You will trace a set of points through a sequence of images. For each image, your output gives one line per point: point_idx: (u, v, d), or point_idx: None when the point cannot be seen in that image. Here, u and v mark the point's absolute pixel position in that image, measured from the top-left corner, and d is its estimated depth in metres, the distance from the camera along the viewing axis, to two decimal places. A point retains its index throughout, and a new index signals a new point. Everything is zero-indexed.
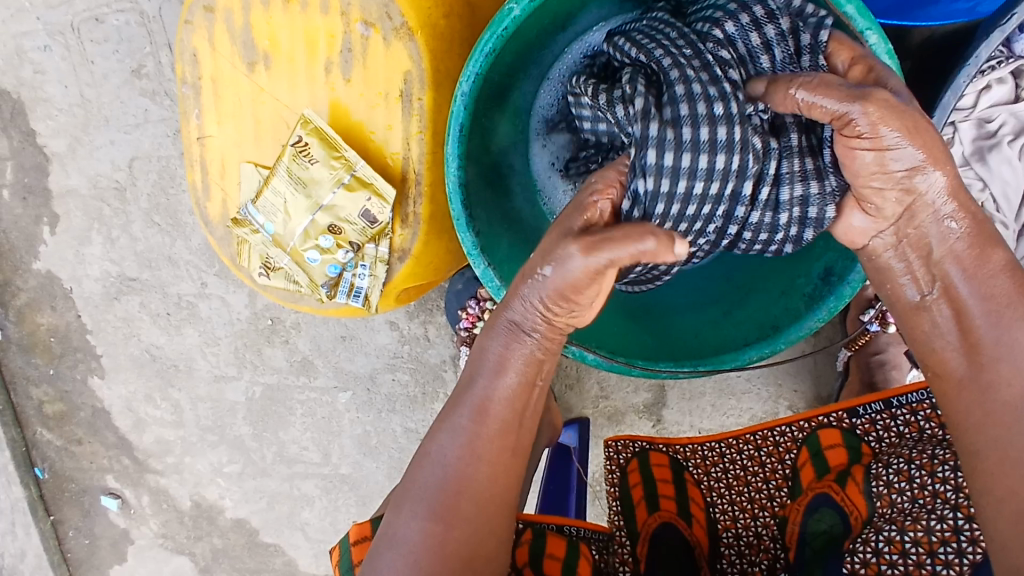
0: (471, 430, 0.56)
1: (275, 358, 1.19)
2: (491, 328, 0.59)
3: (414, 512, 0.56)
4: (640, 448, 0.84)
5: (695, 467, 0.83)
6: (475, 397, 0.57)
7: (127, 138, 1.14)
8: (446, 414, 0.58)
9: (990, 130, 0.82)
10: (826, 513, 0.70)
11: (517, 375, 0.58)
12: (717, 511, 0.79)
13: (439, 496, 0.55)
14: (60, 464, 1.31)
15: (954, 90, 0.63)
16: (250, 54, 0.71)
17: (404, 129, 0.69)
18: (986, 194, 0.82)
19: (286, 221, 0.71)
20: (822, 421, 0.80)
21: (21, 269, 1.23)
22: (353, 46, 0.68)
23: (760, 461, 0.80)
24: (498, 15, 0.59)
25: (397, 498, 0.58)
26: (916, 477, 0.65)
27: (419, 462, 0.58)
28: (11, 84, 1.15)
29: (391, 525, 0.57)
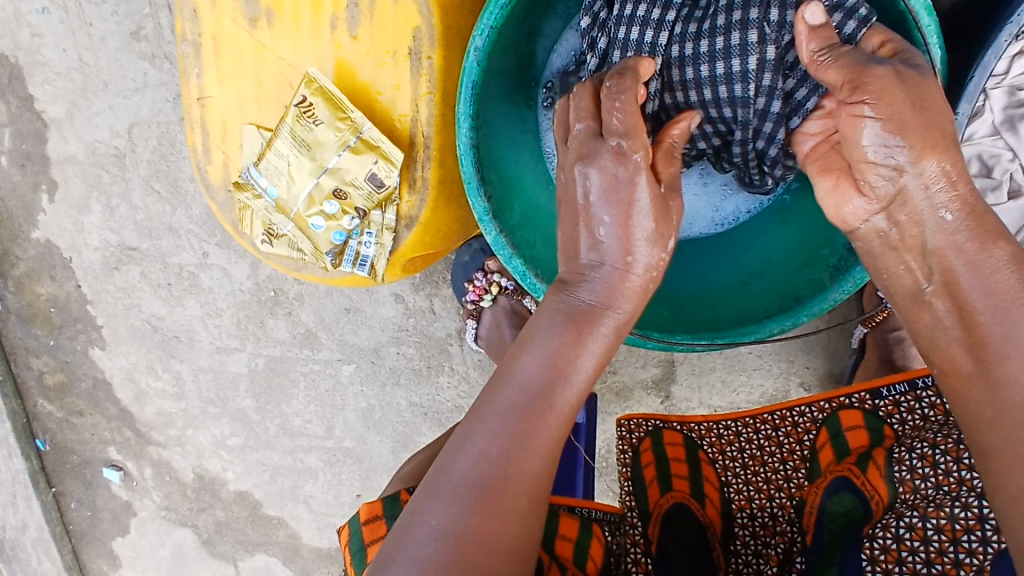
0: (520, 424, 0.50)
1: (278, 330, 1.17)
2: (555, 305, 0.55)
3: (450, 500, 0.48)
4: (653, 427, 0.82)
5: (710, 445, 0.81)
6: (523, 387, 0.51)
7: (126, 103, 1.10)
8: (494, 399, 0.51)
9: (1021, 98, 0.79)
10: (845, 497, 0.69)
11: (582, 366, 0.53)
12: (732, 491, 0.77)
13: (483, 489, 0.48)
14: (62, 436, 1.30)
15: (994, 52, 0.61)
16: (252, 10, 0.68)
17: (413, 89, 0.66)
18: (1016, 163, 0.80)
19: (289, 184, 0.69)
20: (843, 402, 0.78)
21: (19, 238, 1.20)
22: (360, 2, 0.65)
23: (777, 441, 0.78)
24: None
25: (425, 489, 0.49)
26: (940, 462, 0.64)
27: (451, 451, 0.50)
28: (8, 47, 1.12)
29: (412, 517, 0.49)
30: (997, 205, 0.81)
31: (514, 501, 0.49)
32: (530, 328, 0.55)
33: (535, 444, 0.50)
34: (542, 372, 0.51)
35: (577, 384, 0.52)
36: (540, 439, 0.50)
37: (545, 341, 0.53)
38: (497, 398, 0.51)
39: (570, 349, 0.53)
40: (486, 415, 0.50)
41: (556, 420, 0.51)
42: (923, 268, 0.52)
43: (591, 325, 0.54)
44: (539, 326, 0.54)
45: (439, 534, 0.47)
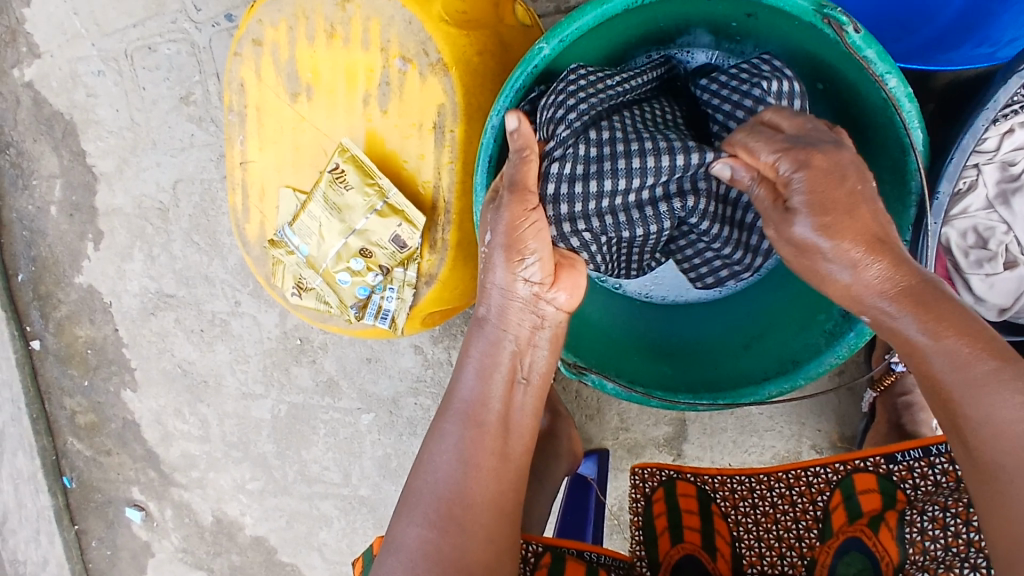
0: (463, 437, 0.59)
1: (302, 377, 1.21)
2: (476, 332, 0.63)
3: (411, 518, 0.57)
4: (668, 478, 0.84)
5: (723, 498, 0.82)
6: (463, 407, 0.60)
7: (172, 161, 1.16)
8: (437, 424, 0.60)
9: (1013, 173, 0.80)
10: (856, 557, 0.70)
11: (501, 378, 0.61)
12: (743, 546, 0.78)
13: (437, 505, 0.57)
14: (88, 474, 1.36)
15: (973, 134, 0.61)
16: (294, 85, 0.74)
17: (436, 159, 0.72)
18: (1010, 236, 0.80)
19: (320, 243, 0.74)
20: (857, 465, 0.78)
21: (63, 282, 1.27)
22: (390, 81, 0.71)
23: (791, 500, 0.79)
24: (529, 54, 0.61)
25: (396, 512, 0.59)
26: (950, 524, 0.65)
27: (416, 470, 0.59)
28: (64, 106, 1.18)
29: (392, 532, 0.58)
30: (994, 275, 0.79)
31: (466, 511, 0.57)
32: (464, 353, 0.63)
33: (473, 460, 0.58)
34: (475, 388, 0.60)
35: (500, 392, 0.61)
36: (485, 447, 0.59)
37: (471, 362, 0.62)
38: (444, 418, 0.60)
39: (492, 366, 0.61)
40: (432, 439, 0.60)
41: (487, 429, 0.59)
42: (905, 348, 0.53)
43: (507, 336, 0.62)
44: (466, 354, 0.63)
45: (415, 543, 0.56)
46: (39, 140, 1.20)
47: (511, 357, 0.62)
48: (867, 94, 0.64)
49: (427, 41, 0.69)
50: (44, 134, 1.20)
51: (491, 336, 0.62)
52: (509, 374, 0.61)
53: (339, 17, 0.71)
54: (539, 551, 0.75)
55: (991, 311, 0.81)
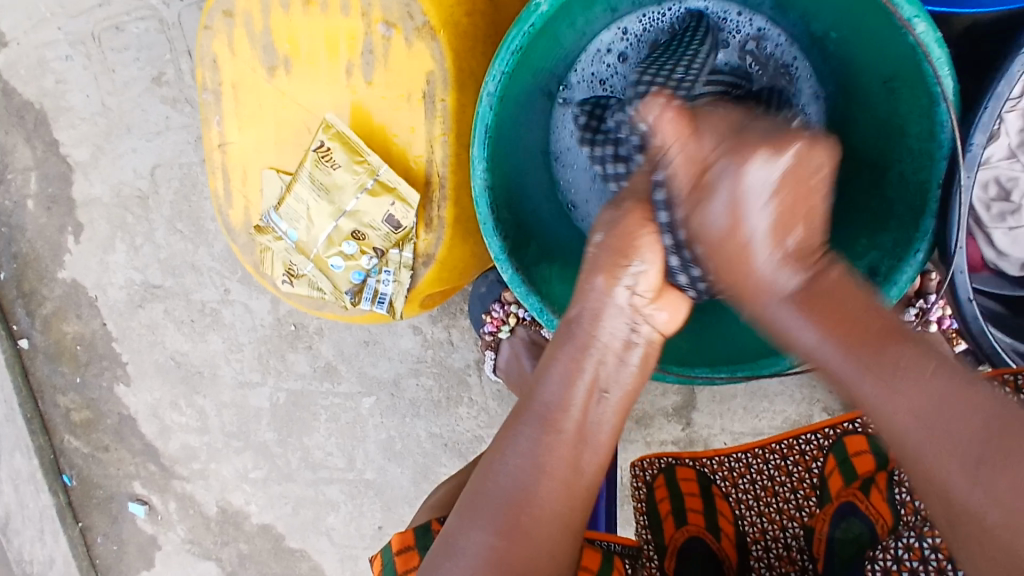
0: (539, 443, 0.57)
1: (299, 364, 1.18)
2: (562, 338, 0.61)
3: (478, 524, 0.56)
4: (666, 465, 0.85)
5: (723, 479, 0.82)
6: (542, 411, 0.58)
7: (149, 147, 1.10)
8: (513, 424, 0.59)
9: None
10: (854, 523, 0.69)
11: (585, 384, 0.59)
12: (745, 524, 0.78)
13: (506, 512, 0.56)
14: (88, 471, 1.36)
15: (1009, 81, 0.57)
16: (270, 59, 0.69)
17: (427, 131, 0.67)
18: None
19: (309, 227, 0.69)
20: (847, 428, 0.78)
21: (46, 278, 1.23)
22: (374, 48, 0.66)
23: (788, 470, 0.80)
24: (525, 11, 0.57)
25: (463, 513, 0.58)
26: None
27: (484, 475, 0.58)
28: (33, 94, 1.12)
29: (455, 535, 0.57)
30: (1017, 228, 0.76)
31: (533, 520, 0.56)
32: (552, 350, 0.61)
33: (548, 467, 0.57)
34: (558, 392, 0.59)
35: (579, 402, 0.59)
36: (561, 459, 0.57)
37: (555, 371, 0.59)
38: (521, 418, 0.59)
39: (577, 372, 0.59)
40: (505, 442, 0.58)
41: (565, 434, 0.58)
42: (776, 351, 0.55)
43: (595, 343, 0.60)
44: (553, 356, 0.61)
45: (479, 551, 0.56)
46: (10, 132, 1.15)
47: (595, 364, 0.60)
48: (891, 40, 0.59)
49: (412, 3, 0.64)
50: (15, 125, 1.14)
51: (579, 342, 0.60)
52: (591, 383, 0.59)
53: None
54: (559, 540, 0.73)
55: (1013, 266, 0.77)
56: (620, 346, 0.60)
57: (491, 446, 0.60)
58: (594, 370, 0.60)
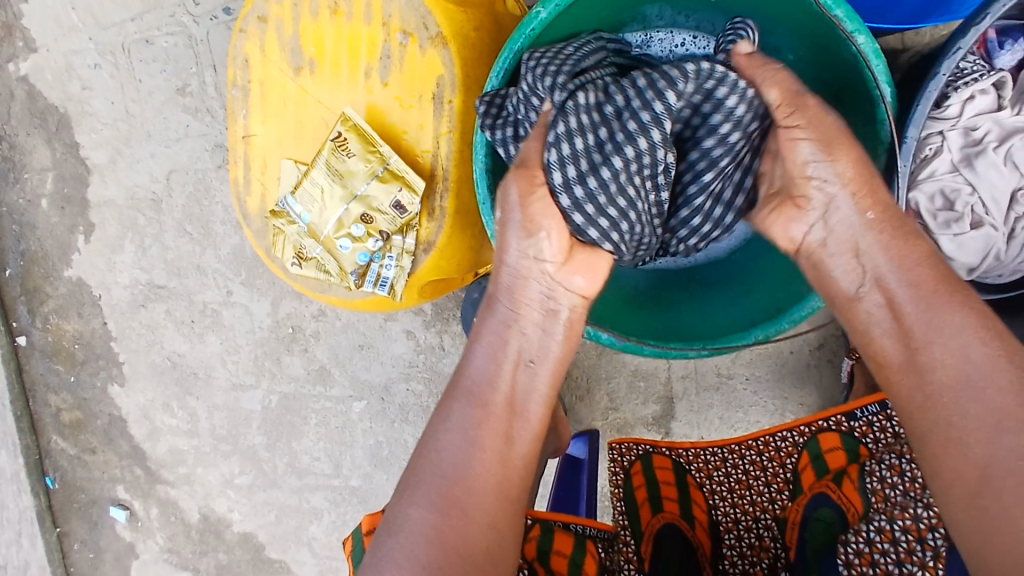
0: (472, 417, 0.65)
1: (293, 366, 1.21)
2: (488, 315, 0.69)
3: (416, 500, 0.62)
4: (644, 452, 0.90)
5: (697, 470, 0.88)
6: (471, 387, 0.66)
7: (166, 152, 1.16)
8: (447, 404, 0.66)
9: (977, 137, 0.77)
10: (825, 512, 0.76)
11: (508, 361, 0.67)
12: (719, 513, 0.84)
13: (445, 488, 0.62)
14: (71, 474, 1.37)
15: (936, 84, 0.66)
16: (298, 60, 0.76)
17: (435, 129, 0.74)
18: (975, 198, 0.78)
19: (322, 210, 0.76)
20: (822, 425, 0.85)
21: (51, 277, 1.27)
22: (392, 54, 0.74)
23: (762, 465, 0.86)
24: (527, 17, 0.67)
25: (404, 492, 0.63)
26: (906, 471, 0.73)
27: (422, 450, 0.65)
28: (59, 99, 1.19)
29: (395, 513, 0.63)
30: (963, 234, 0.77)
31: (468, 494, 0.62)
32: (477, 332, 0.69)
33: (480, 442, 0.64)
34: (487, 370, 0.66)
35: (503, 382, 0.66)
36: (491, 428, 0.64)
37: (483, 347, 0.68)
38: (453, 400, 0.66)
39: (501, 350, 0.67)
40: (440, 418, 0.65)
41: (494, 410, 0.65)
42: (857, 270, 0.65)
43: (517, 321, 0.68)
44: (478, 335, 0.69)
45: (417, 527, 0.61)
46: (32, 134, 1.21)
47: (517, 338, 0.67)
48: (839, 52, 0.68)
49: (427, 16, 0.72)
50: (38, 127, 1.21)
51: (504, 318, 0.68)
52: (516, 357, 0.67)
53: None
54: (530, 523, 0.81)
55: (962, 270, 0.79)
56: (541, 318, 0.68)
57: (429, 426, 0.66)
58: (517, 346, 0.67)
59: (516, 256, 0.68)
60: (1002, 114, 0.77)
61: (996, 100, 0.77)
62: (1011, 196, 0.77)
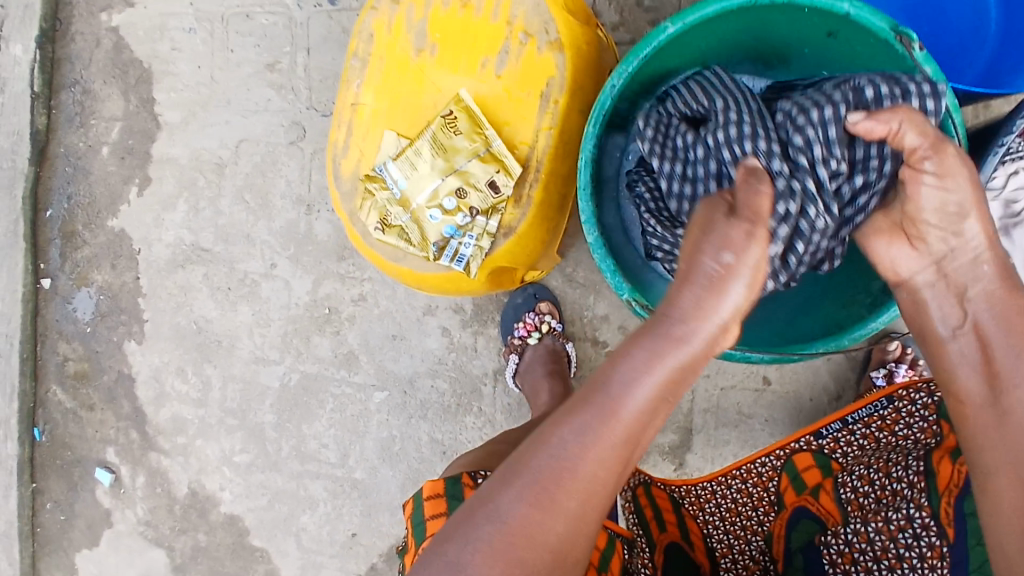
0: (597, 430, 0.54)
1: (321, 348, 1.22)
2: (652, 323, 0.58)
3: (518, 494, 0.54)
4: (642, 481, 0.98)
5: (690, 503, 0.97)
6: (616, 394, 0.56)
7: (241, 122, 1.20)
8: (583, 404, 0.56)
9: (1015, 210, 0.85)
10: (807, 523, 0.84)
11: (659, 382, 0.56)
12: (715, 540, 0.93)
13: (549, 488, 0.54)
14: (63, 428, 1.33)
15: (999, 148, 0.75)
16: (420, 42, 0.82)
17: (537, 123, 0.80)
18: (1008, 264, 0.85)
19: (418, 180, 0.81)
20: (794, 447, 0.91)
21: (93, 224, 1.28)
22: (510, 51, 0.80)
23: (748, 492, 0.91)
24: (655, 30, 0.69)
25: (501, 478, 0.55)
26: (874, 479, 0.80)
27: (536, 444, 0.55)
28: (145, 55, 1.23)
29: (490, 495, 0.55)
30: None
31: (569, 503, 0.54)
32: (636, 337, 0.57)
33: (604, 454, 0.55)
34: (637, 381, 0.56)
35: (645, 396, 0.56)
36: (618, 447, 0.55)
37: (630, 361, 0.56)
38: (591, 400, 0.55)
39: (657, 361, 0.56)
40: (573, 418, 0.55)
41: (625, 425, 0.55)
42: (959, 315, 0.67)
43: (688, 339, 0.57)
44: (637, 339, 0.57)
45: (511, 519, 0.53)
46: (109, 84, 1.25)
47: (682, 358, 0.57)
48: None
49: (549, 22, 0.79)
50: (117, 78, 1.24)
51: (670, 330, 0.57)
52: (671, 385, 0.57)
53: None
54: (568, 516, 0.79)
55: None
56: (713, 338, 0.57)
57: (547, 420, 0.57)
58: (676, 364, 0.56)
59: (709, 263, 0.57)
60: None
61: None
62: None
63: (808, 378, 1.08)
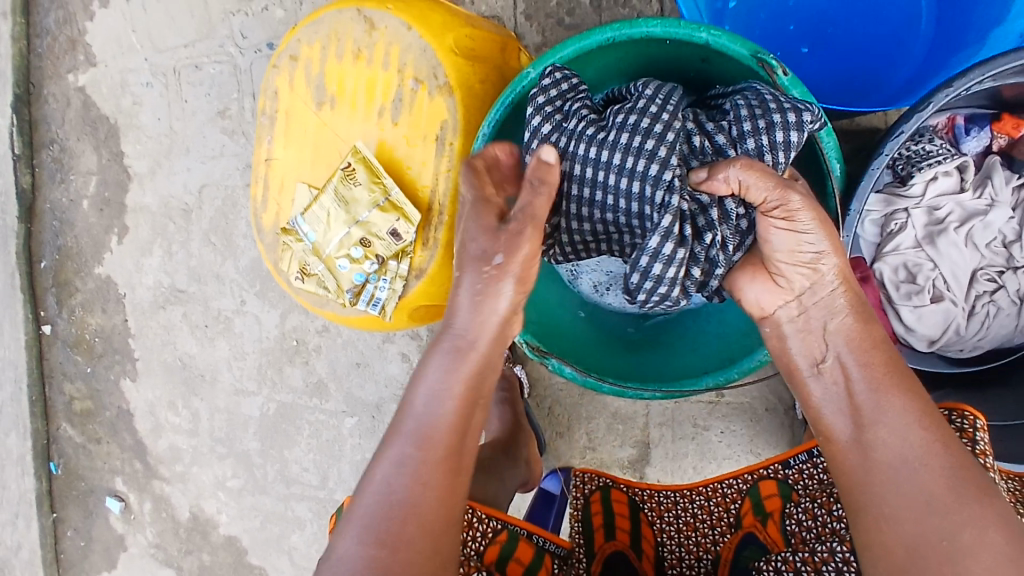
0: (415, 455, 0.61)
1: (293, 377, 1.28)
2: (434, 352, 0.66)
3: (357, 536, 0.59)
4: (604, 484, 0.91)
5: (650, 509, 0.89)
6: (421, 422, 0.63)
7: (202, 167, 1.26)
8: (392, 442, 0.63)
9: (939, 216, 0.86)
10: (755, 549, 0.78)
11: (457, 400, 0.64)
12: (666, 550, 0.85)
13: (384, 521, 0.59)
14: (75, 461, 1.43)
15: (877, 166, 0.73)
16: (320, 96, 0.84)
17: (435, 166, 0.81)
18: (936, 273, 0.86)
19: (326, 230, 0.84)
20: (761, 473, 0.84)
21: (82, 272, 1.36)
22: (403, 97, 0.81)
23: (709, 510, 0.85)
24: (518, 76, 0.74)
25: (341, 527, 0.60)
26: (819, 514, 0.74)
27: (365, 486, 0.61)
28: (111, 111, 1.30)
29: (336, 544, 0.60)
30: (922, 307, 0.85)
31: (414, 531, 0.59)
32: (423, 366, 0.66)
33: (426, 477, 0.61)
34: (432, 404, 0.63)
35: (452, 416, 0.64)
36: (440, 469, 0.62)
37: (428, 383, 0.64)
38: (396, 436, 0.63)
39: (449, 379, 0.64)
40: (385, 457, 0.62)
41: (440, 450, 0.62)
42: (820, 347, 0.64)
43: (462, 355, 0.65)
44: (428, 363, 0.66)
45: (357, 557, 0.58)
46: (83, 140, 1.32)
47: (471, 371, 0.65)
48: None
49: (437, 66, 0.80)
50: (89, 134, 1.32)
51: (456, 350, 0.66)
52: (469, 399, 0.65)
53: (366, 41, 0.82)
54: (496, 527, 0.82)
55: (921, 339, 0.86)
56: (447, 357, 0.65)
57: (371, 463, 0.63)
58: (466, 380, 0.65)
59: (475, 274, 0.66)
60: (962, 197, 0.85)
61: (957, 182, 0.85)
62: (969, 273, 0.86)
63: (761, 389, 1.07)
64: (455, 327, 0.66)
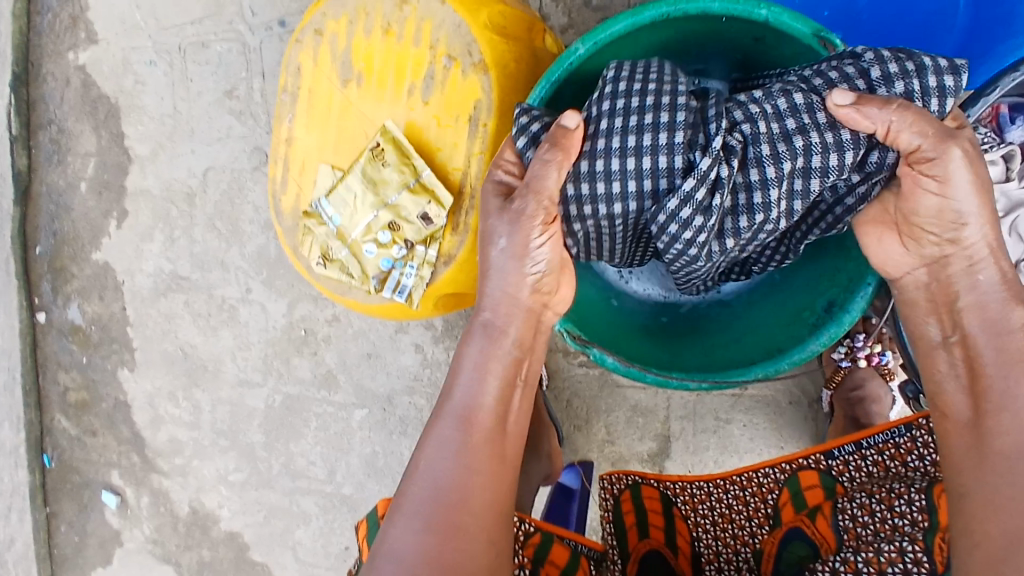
0: (458, 437, 0.65)
1: (301, 369, 1.24)
2: (469, 335, 0.69)
3: (410, 525, 0.62)
4: (634, 482, 0.89)
5: (683, 502, 0.87)
6: (460, 407, 0.67)
7: (208, 150, 1.22)
8: (434, 427, 0.67)
9: None
10: (798, 545, 0.77)
11: (496, 382, 0.68)
12: (702, 545, 0.84)
13: (436, 508, 0.63)
14: (69, 454, 1.38)
15: None
16: (347, 73, 0.81)
17: (467, 148, 0.78)
18: None
19: (352, 214, 0.81)
20: (801, 463, 0.84)
21: (79, 257, 1.31)
22: (435, 75, 0.78)
23: (744, 500, 0.84)
24: (565, 52, 0.71)
25: (393, 515, 0.64)
26: (877, 511, 0.72)
27: (412, 477, 0.65)
28: (111, 90, 1.25)
29: (388, 533, 0.63)
30: None
31: (466, 516, 0.63)
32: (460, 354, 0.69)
33: (471, 462, 0.64)
34: (472, 390, 0.67)
35: (490, 399, 0.67)
36: (485, 450, 0.65)
37: (468, 370, 0.68)
38: (440, 422, 0.66)
39: (486, 364, 0.68)
40: (429, 443, 0.66)
41: (482, 431, 0.66)
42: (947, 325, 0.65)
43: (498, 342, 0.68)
44: (465, 351, 0.69)
45: (413, 548, 0.61)
46: (81, 120, 1.27)
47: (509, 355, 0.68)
48: None
49: (472, 43, 0.77)
50: (87, 114, 1.27)
51: (490, 331, 0.69)
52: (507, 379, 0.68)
53: (396, 16, 0.79)
54: (529, 531, 0.84)
55: None
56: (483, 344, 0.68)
57: (417, 450, 0.67)
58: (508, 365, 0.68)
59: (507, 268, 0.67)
60: (1006, 186, 0.87)
61: (1002, 172, 0.87)
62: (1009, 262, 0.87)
63: (785, 381, 1.06)
64: (485, 313, 0.69)
